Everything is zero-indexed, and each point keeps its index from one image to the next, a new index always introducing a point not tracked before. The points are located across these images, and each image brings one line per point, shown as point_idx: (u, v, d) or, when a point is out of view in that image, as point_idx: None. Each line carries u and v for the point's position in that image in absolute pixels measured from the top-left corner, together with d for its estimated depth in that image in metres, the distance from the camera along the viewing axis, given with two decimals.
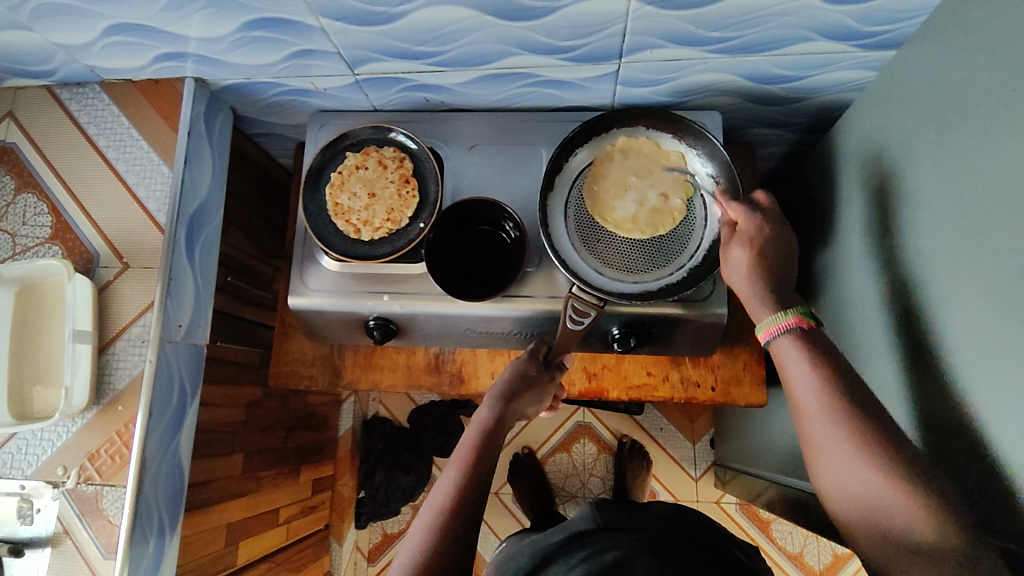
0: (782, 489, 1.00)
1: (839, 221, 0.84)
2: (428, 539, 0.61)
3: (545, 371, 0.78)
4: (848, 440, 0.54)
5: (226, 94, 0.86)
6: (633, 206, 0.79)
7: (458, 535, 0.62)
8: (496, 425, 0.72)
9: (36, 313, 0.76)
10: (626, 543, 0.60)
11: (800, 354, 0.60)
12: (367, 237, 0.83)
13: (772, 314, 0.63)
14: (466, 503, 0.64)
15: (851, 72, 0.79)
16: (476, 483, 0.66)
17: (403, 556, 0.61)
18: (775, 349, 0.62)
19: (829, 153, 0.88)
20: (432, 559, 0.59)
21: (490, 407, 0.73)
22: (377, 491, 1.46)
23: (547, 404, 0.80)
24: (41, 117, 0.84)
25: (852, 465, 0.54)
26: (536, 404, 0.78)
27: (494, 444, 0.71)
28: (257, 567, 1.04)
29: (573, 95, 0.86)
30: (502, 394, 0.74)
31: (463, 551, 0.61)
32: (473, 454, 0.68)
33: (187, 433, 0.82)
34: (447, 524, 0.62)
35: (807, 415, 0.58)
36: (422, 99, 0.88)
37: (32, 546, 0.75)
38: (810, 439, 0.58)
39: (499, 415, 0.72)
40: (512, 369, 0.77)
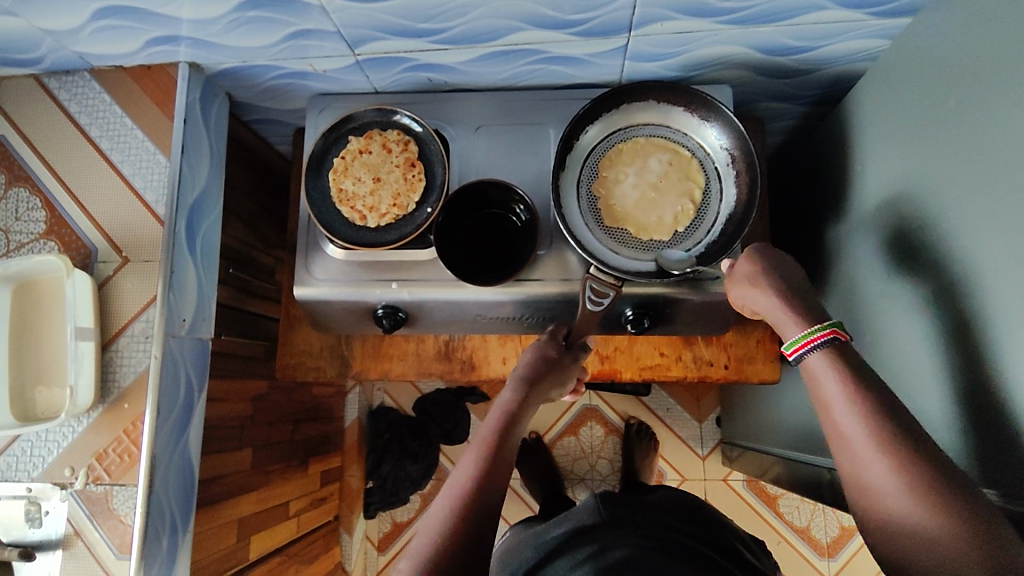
0: (793, 466, 1.00)
1: (854, 194, 0.82)
2: (449, 520, 0.59)
3: (568, 353, 0.76)
4: (889, 460, 0.52)
5: (221, 79, 0.83)
6: (647, 174, 0.79)
7: (481, 517, 0.60)
8: (519, 408, 0.70)
9: (35, 310, 0.74)
10: (632, 542, 0.67)
11: (831, 373, 0.58)
12: (374, 223, 0.80)
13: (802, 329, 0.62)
14: (490, 484, 0.62)
15: (865, 41, 0.77)
16: (500, 466, 0.64)
17: (421, 536, 0.59)
18: (806, 368, 0.61)
19: (840, 124, 0.86)
20: (453, 539, 0.57)
21: (513, 391, 0.71)
22: (386, 481, 1.46)
23: (567, 390, 0.79)
24: (30, 108, 0.81)
25: (888, 483, 0.52)
26: (560, 386, 0.76)
27: (518, 429, 0.69)
28: (269, 561, 1.03)
29: (579, 71, 0.84)
30: (526, 376, 0.73)
31: (483, 530, 0.59)
32: (496, 438, 0.66)
33: (196, 430, 0.80)
34: (469, 506, 0.60)
35: (845, 438, 0.56)
36: (425, 79, 0.86)
37: (43, 549, 0.73)
38: (845, 460, 0.56)
39: (523, 400, 0.71)
40: (534, 353, 0.76)
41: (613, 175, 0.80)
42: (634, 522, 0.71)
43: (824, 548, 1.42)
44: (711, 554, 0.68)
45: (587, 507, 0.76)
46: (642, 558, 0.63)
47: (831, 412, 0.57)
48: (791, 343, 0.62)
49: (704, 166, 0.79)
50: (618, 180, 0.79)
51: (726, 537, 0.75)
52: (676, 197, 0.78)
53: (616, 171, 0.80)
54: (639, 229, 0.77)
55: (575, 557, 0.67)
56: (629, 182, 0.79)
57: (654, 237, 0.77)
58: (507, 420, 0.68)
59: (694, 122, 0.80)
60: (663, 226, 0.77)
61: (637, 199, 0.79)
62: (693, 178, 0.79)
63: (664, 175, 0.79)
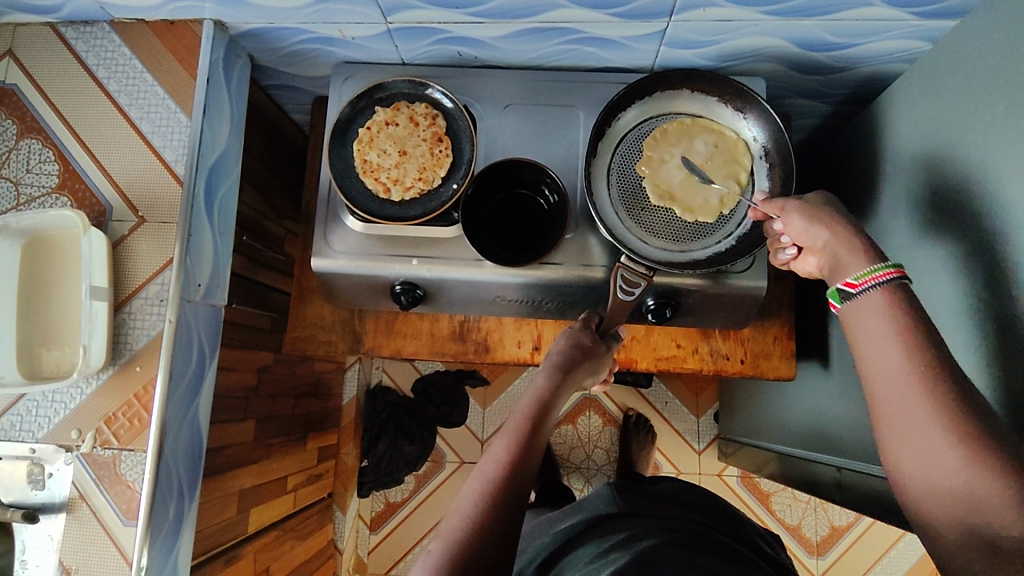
0: (793, 464, 1.01)
1: (881, 195, 0.82)
2: (479, 505, 0.58)
3: (601, 341, 0.75)
4: (928, 403, 0.50)
5: (245, 39, 0.81)
6: (692, 154, 0.78)
7: (512, 504, 0.59)
8: (553, 394, 0.69)
9: (46, 267, 0.72)
10: (654, 532, 0.68)
11: (885, 315, 0.55)
12: (398, 197, 0.79)
13: (865, 265, 0.58)
14: (520, 469, 0.61)
15: (903, 41, 0.77)
16: (531, 452, 0.64)
17: (452, 518, 0.58)
18: (858, 305, 0.58)
19: (870, 124, 0.86)
20: (483, 525, 0.57)
21: (547, 376, 0.70)
22: (381, 461, 1.45)
23: (598, 379, 0.78)
24: (44, 56, 0.78)
25: (924, 426, 0.50)
26: (592, 373, 0.76)
27: (550, 418, 0.68)
28: (266, 535, 1.03)
29: (613, 54, 0.82)
30: (560, 364, 0.71)
31: (513, 518, 0.59)
32: (526, 424, 0.66)
33: (206, 397, 0.79)
34: (499, 492, 0.59)
35: (886, 377, 0.54)
36: (455, 53, 0.84)
37: (45, 512, 0.72)
38: (880, 399, 0.54)
39: (557, 386, 0.70)
40: (567, 340, 0.75)
41: (659, 152, 0.78)
42: (655, 518, 0.73)
43: (814, 545, 1.44)
44: (713, 531, 0.73)
45: (601, 498, 0.81)
46: (661, 546, 0.65)
47: (875, 351, 0.55)
48: (857, 277, 0.58)
49: None
50: (664, 158, 0.78)
51: (742, 529, 0.78)
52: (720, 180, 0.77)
53: (662, 149, 0.78)
54: (691, 210, 0.76)
55: (601, 545, 0.69)
56: (675, 163, 0.78)
57: (699, 220, 0.77)
58: (540, 407, 0.68)
59: (729, 113, 0.79)
60: (706, 210, 0.76)
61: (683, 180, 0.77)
62: (740, 159, 0.77)
63: (709, 156, 0.78)
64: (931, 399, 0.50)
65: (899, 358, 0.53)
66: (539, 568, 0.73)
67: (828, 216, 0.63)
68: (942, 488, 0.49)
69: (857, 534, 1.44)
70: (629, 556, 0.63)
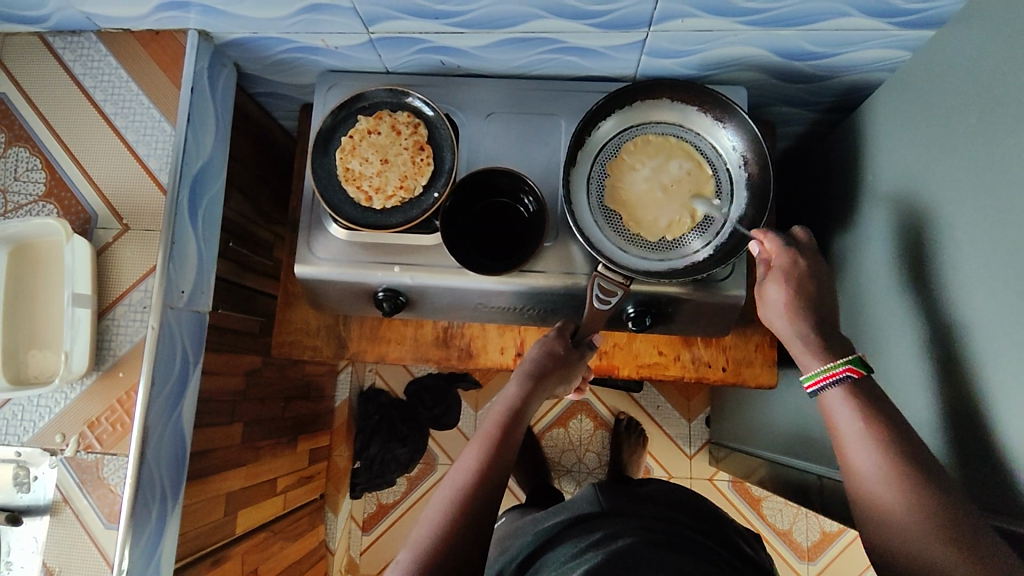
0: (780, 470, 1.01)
1: (864, 204, 0.82)
2: (448, 514, 0.59)
3: (574, 350, 0.77)
4: (884, 466, 0.55)
5: (231, 49, 0.82)
6: (663, 163, 0.79)
7: (480, 513, 0.60)
8: (524, 402, 0.71)
9: (32, 274, 0.73)
10: (632, 532, 0.68)
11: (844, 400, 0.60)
12: (379, 205, 0.80)
13: (822, 363, 0.63)
14: (490, 477, 0.63)
15: (883, 51, 0.77)
16: (502, 460, 0.65)
17: (421, 527, 0.59)
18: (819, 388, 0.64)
19: (853, 133, 0.86)
20: (449, 536, 0.58)
21: (518, 385, 0.72)
22: (372, 463, 1.44)
23: (570, 386, 0.80)
24: (32, 66, 0.79)
25: (885, 488, 0.55)
26: (564, 382, 0.78)
27: (521, 425, 0.70)
28: (254, 536, 1.04)
29: (594, 63, 0.83)
30: (532, 373, 0.73)
31: (483, 529, 0.59)
32: (498, 432, 0.67)
33: (190, 402, 0.80)
34: (468, 501, 0.60)
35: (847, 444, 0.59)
36: (438, 62, 0.84)
37: (30, 515, 0.73)
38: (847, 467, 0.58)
39: (528, 394, 0.72)
40: (540, 349, 0.77)
41: (632, 160, 0.80)
42: (636, 517, 0.73)
43: (805, 551, 1.44)
44: (702, 538, 0.72)
45: (587, 497, 0.80)
46: (640, 546, 0.65)
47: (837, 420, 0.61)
48: (811, 377, 0.64)
49: (716, 167, 0.79)
50: (635, 167, 0.80)
51: (724, 530, 0.78)
52: (688, 191, 0.79)
53: (635, 157, 0.80)
54: (658, 219, 0.78)
55: (579, 544, 0.69)
56: (643, 173, 0.80)
57: (669, 229, 0.78)
58: (512, 416, 0.70)
59: (709, 122, 0.80)
60: (674, 220, 0.78)
61: (653, 188, 0.79)
62: (704, 168, 0.79)
63: (680, 168, 0.79)
64: (887, 461, 0.55)
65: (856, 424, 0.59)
66: (517, 569, 0.74)
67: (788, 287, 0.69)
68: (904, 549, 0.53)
69: (843, 544, 1.44)
70: (603, 557, 0.63)
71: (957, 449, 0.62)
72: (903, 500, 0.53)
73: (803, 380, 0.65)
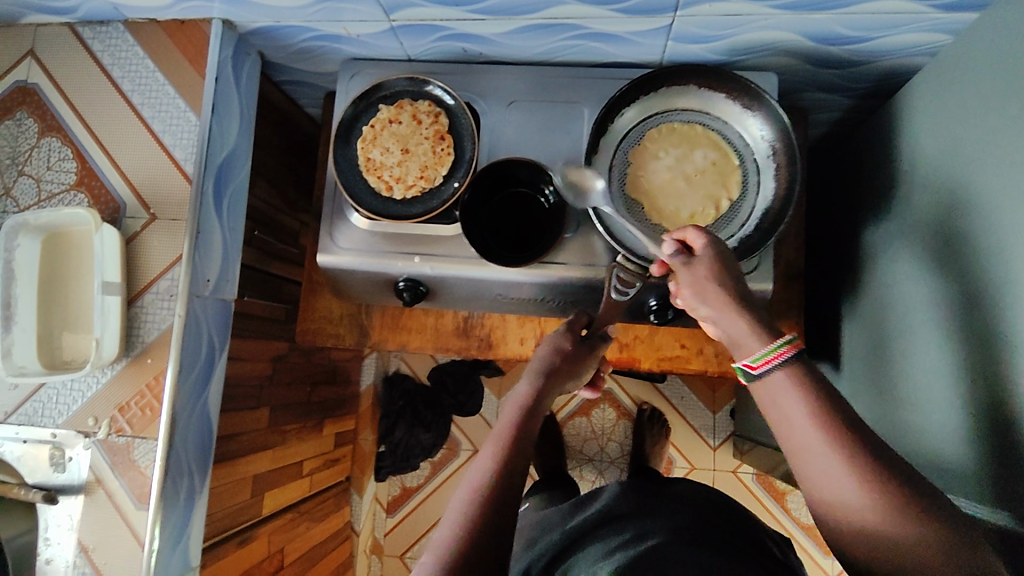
0: None
1: (899, 195, 0.78)
2: (467, 515, 0.59)
3: (585, 344, 0.77)
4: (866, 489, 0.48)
5: (255, 38, 0.82)
6: (687, 151, 0.77)
7: (496, 513, 0.60)
8: (537, 398, 0.71)
9: (65, 262, 0.75)
10: (662, 532, 0.68)
11: (796, 397, 0.52)
12: (400, 195, 0.80)
13: (761, 344, 0.54)
14: (506, 476, 0.62)
15: (924, 34, 0.73)
16: (517, 458, 0.65)
17: (442, 530, 0.59)
18: (767, 387, 0.54)
19: (892, 120, 0.82)
20: (470, 537, 0.57)
21: (530, 383, 0.73)
22: (398, 447, 1.49)
23: (583, 380, 0.80)
24: (64, 57, 0.81)
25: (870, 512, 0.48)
26: (576, 377, 0.77)
27: (535, 421, 0.70)
28: (280, 517, 1.07)
29: (619, 49, 0.80)
30: (542, 369, 0.73)
31: (504, 528, 0.59)
32: (511, 430, 0.67)
33: (217, 388, 0.82)
34: (485, 500, 0.60)
35: (809, 456, 0.51)
36: (460, 49, 0.83)
37: (65, 493, 0.76)
38: (819, 489, 0.51)
39: (540, 391, 0.72)
40: (550, 346, 0.77)
41: (656, 148, 0.78)
42: (661, 516, 0.73)
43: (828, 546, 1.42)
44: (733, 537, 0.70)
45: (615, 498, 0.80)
46: (670, 545, 0.64)
47: (796, 435, 0.51)
48: (757, 357, 0.54)
49: (742, 157, 0.77)
50: (659, 155, 0.78)
51: (754, 528, 0.76)
52: (711, 182, 0.76)
53: (659, 145, 0.78)
54: (680, 208, 0.76)
55: (609, 545, 0.69)
56: (666, 162, 0.78)
57: (692, 219, 0.76)
58: (524, 413, 0.69)
59: (736, 110, 0.77)
60: (697, 210, 0.76)
61: (677, 176, 0.77)
62: (728, 157, 0.77)
63: (705, 157, 0.77)
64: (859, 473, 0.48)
65: (819, 440, 0.50)
66: (544, 567, 0.74)
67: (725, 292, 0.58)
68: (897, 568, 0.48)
69: None
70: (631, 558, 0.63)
71: (990, 456, 0.60)
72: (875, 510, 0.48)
73: (745, 362, 0.55)
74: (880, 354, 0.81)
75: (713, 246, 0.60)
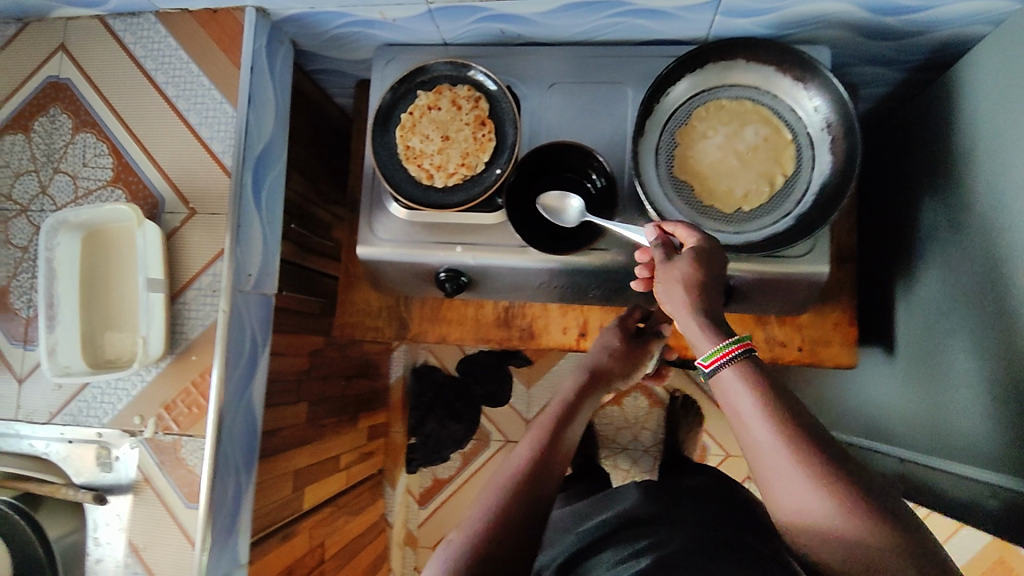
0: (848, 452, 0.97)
1: (959, 172, 0.75)
2: (501, 494, 0.59)
3: (630, 344, 0.80)
4: (808, 476, 0.49)
5: (287, 25, 0.80)
6: (737, 129, 0.75)
7: (532, 495, 0.60)
8: (581, 392, 0.73)
9: (106, 260, 0.74)
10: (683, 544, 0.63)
11: (748, 395, 0.53)
12: (441, 183, 0.77)
13: (714, 342, 0.56)
14: (546, 462, 0.63)
15: (985, 3, 0.68)
16: (557, 447, 0.65)
17: (477, 507, 0.59)
18: (719, 383, 0.56)
19: (947, 95, 0.78)
20: (504, 515, 0.57)
21: (575, 378, 0.75)
22: (428, 439, 1.49)
23: (625, 384, 0.82)
24: (95, 50, 0.79)
25: (811, 501, 0.48)
26: (619, 377, 0.80)
27: (577, 414, 0.71)
28: (321, 511, 1.06)
29: (665, 26, 0.77)
30: (587, 366, 0.76)
31: (536, 513, 0.59)
32: (554, 419, 0.69)
33: (260, 384, 0.81)
34: (523, 482, 0.60)
35: (760, 453, 0.51)
36: (498, 30, 0.80)
37: (114, 493, 0.76)
38: (764, 481, 0.52)
39: (583, 386, 0.74)
40: (597, 345, 0.80)
41: (704, 127, 0.75)
42: (682, 525, 0.69)
43: None
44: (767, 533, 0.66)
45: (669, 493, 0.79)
46: (688, 558, 0.60)
47: (745, 430, 0.53)
48: (710, 356, 0.56)
49: (795, 132, 0.74)
50: (707, 134, 0.75)
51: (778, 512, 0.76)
52: (764, 159, 0.74)
53: (707, 124, 0.75)
54: (733, 189, 0.74)
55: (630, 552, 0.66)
56: (716, 141, 0.75)
57: (745, 199, 0.73)
58: (568, 406, 0.71)
59: (787, 83, 0.74)
60: (750, 190, 0.73)
61: (728, 155, 0.74)
62: (781, 133, 0.74)
63: (756, 134, 0.74)
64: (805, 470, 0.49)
65: (765, 431, 0.51)
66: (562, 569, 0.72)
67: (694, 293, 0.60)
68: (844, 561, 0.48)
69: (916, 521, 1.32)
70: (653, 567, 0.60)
71: None
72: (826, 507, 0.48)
73: (702, 359, 0.57)
74: (935, 335, 0.79)
75: (701, 245, 0.62)
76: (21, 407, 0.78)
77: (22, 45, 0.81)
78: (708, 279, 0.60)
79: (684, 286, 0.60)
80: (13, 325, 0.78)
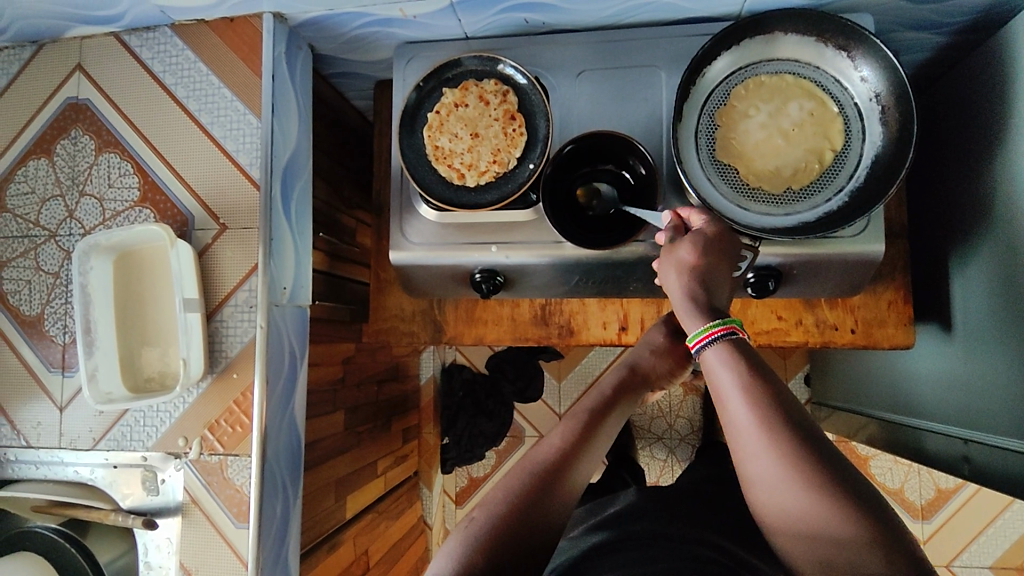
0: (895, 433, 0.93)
1: (1014, 139, 0.71)
2: (523, 478, 0.57)
3: (671, 342, 0.76)
4: (781, 462, 0.47)
5: (305, 29, 0.77)
6: (780, 105, 0.71)
7: (556, 490, 0.57)
8: (617, 390, 0.70)
9: (138, 281, 0.73)
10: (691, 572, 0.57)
11: (734, 377, 0.52)
12: (473, 182, 0.75)
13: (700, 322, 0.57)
14: (578, 456, 0.61)
15: None
16: (590, 441, 0.63)
17: (496, 488, 0.57)
18: (705, 363, 0.56)
19: (1002, 56, 0.74)
20: (522, 500, 0.55)
21: (614, 376, 0.72)
22: (461, 437, 1.44)
23: (663, 386, 0.78)
24: (112, 68, 0.77)
25: (780, 484, 0.47)
26: (660, 379, 0.76)
27: (613, 412, 0.68)
28: (363, 519, 1.05)
29: (696, 4, 0.74)
30: (626, 364, 0.73)
31: (556, 503, 0.56)
32: (589, 413, 0.66)
33: (302, 397, 0.79)
34: (548, 470, 0.58)
35: (740, 434, 0.50)
36: (522, 20, 0.77)
37: (162, 516, 0.75)
38: (739, 460, 0.51)
39: (620, 385, 0.71)
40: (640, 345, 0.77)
41: (745, 106, 0.72)
42: (702, 538, 0.64)
43: (917, 509, 1.30)
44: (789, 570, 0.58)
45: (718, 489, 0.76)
46: None
47: (727, 410, 0.52)
48: (694, 335, 0.56)
49: (842, 105, 0.71)
50: (748, 113, 0.72)
51: None
52: (811, 135, 0.71)
53: (748, 103, 0.72)
54: (780, 168, 0.70)
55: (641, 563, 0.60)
56: (758, 119, 0.72)
57: (793, 178, 0.70)
58: (604, 403, 0.68)
59: (829, 53, 0.71)
60: (799, 169, 0.70)
61: (772, 134, 0.71)
62: (827, 107, 0.71)
63: (800, 109, 0.71)
64: (783, 459, 0.47)
65: (747, 412, 0.50)
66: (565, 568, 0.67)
67: (689, 276, 0.60)
68: (809, 551, 0.46)
69: (962, 500, 1.29)
70: None
71: None
72: (800, 498, 0.46)
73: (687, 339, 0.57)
74: (994, 309, 0.76)
75: (704, 230, 0.62)
76: (64, 435, 0.77)
77: (38, 68, 0.79)
78: (708, 267, 0.61)
79: (679, 269, 0.61)
80: (50, 352, 0.78)
